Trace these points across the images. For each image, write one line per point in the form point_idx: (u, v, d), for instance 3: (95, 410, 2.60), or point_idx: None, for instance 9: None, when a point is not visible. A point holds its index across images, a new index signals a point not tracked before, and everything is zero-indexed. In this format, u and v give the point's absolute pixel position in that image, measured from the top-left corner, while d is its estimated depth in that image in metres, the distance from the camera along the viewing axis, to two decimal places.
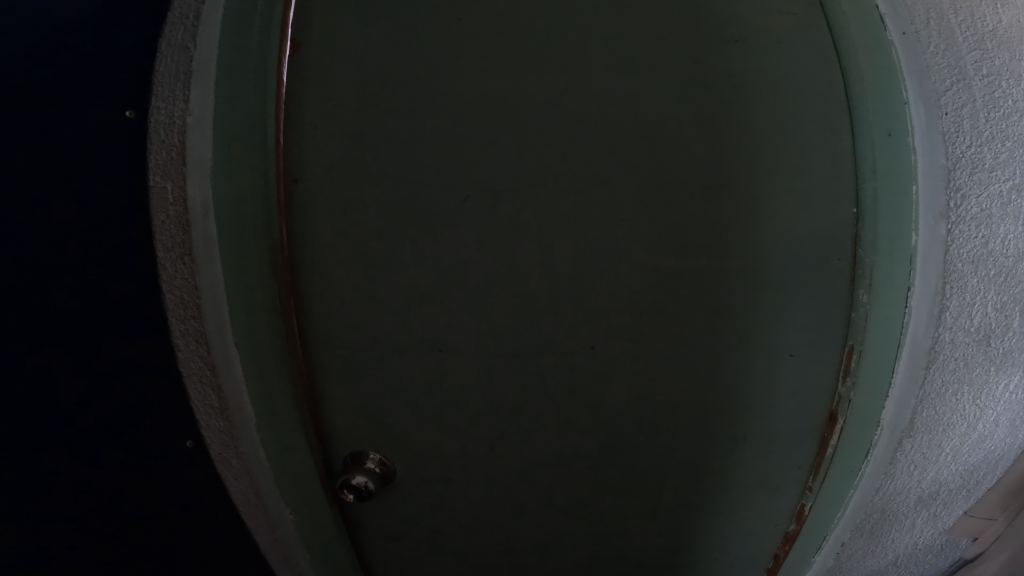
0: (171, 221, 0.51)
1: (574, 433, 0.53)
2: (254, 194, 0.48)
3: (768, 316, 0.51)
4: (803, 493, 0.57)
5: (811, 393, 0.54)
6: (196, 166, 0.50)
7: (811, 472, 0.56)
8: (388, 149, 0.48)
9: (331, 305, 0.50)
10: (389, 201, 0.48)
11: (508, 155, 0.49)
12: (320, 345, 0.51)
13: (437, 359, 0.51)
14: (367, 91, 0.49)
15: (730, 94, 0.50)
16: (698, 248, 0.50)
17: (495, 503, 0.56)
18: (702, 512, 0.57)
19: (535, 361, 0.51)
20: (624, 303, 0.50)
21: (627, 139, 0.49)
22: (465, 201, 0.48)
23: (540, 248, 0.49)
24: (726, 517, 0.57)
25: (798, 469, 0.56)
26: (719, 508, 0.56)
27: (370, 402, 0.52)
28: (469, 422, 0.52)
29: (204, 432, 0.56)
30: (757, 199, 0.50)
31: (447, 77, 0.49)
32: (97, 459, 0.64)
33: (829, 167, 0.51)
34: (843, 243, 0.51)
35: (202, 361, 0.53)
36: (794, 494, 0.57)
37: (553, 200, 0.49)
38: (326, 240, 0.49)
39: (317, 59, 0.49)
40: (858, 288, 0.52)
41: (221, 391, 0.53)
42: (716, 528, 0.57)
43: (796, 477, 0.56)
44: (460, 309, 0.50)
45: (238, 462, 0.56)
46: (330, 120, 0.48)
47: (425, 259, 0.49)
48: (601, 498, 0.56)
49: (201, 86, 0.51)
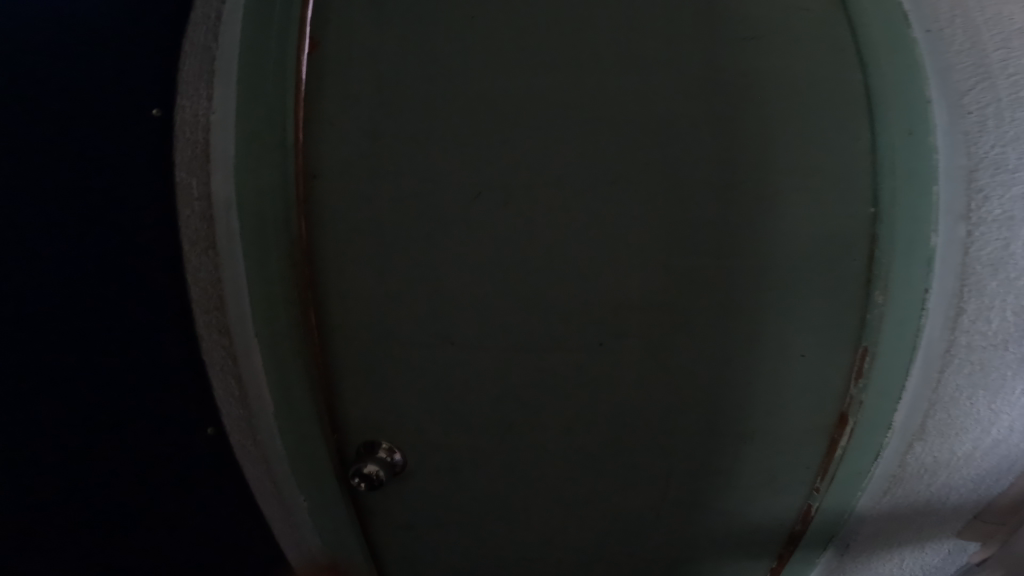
0: (197, 215, 0.53)
1: (581, 429, 0.54)
2: (274, 190, 0.50)
3: (778, 316, 0.51)
4: (811, 493, 0.57)
5: (822, 395, 0.53)
6: (219, 163, 0.52)
7: (819, 473, 0.56)
8: (403, 146, 0.49)
9: (345, 297, 0.51)
10: (403, 197, 0.50)
11: (520, 153, 0.49)
12: (336, 336, 0.52)
13: (448, 352, 0.52)
14: (383, 89, 0.50)
15: (747, 93, 0.50)
16: (708, 249, 0.50)
17: (502, 494, 0.57)
18: (705, 511, 0.57)
19: (543, 357, 0.52)
20: (633, 302, 0.50)
21: (639, 140, 0.50)
22: (478, 198, 0.49)
23: (550, 246, 0.50)
24: (729, 516, 0.57)
25: (805, 469, 0.56)
26: (723, 506, 0.57)
27: (383, 392, 0.53)
28: (479, 414, 0.54)
29: (225, 418, 0.58)
30: (771, 199, 0.50)
31: (461, 75, 0.50)
32: (122, 449, 0.66)
33: (845, 169, 0.51)
34: (857, 247, 0.51)
35: (223, 351, 0.55)
36: (801, 494, 0.57)
37: (564, 199, 0.49)
38: (342, 235, 0.50)
39: (335, 57, 0.50)
40: (873, 288, 0.51)
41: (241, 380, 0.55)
42: (719, 527, 0.58)
43: (803, 478, 0.56)
44: (471, 304, 0.51)
45: (257, 448, 0.58)
46: (347, 117, 0.50)
47: (437, 254, 0.50)
48: (607, 493, 0.57)
49: (224, 85, 0.52)
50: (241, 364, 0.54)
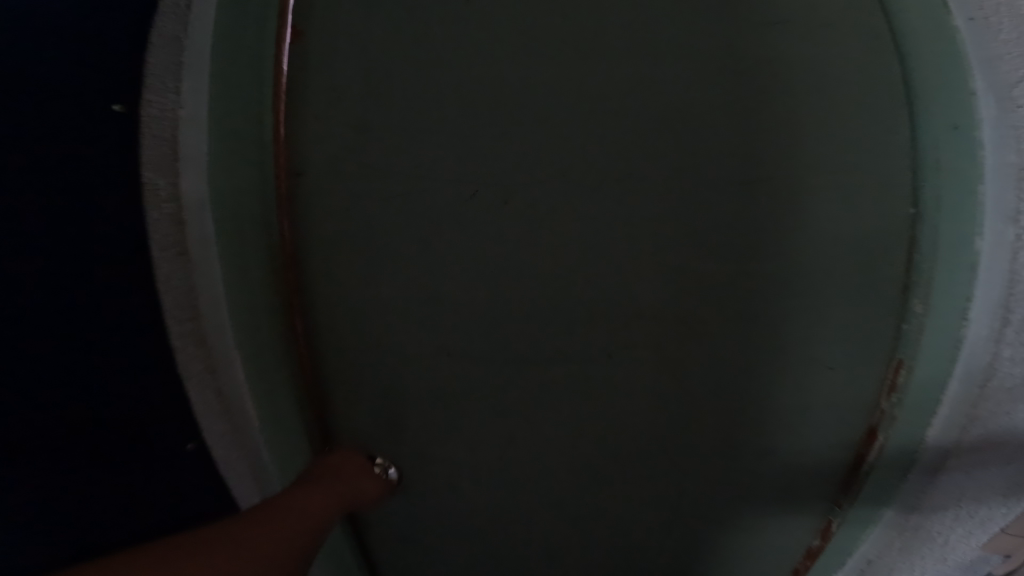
0: (168, 208, 0.42)
1: (586, 447, 0.50)
2: (252, 189, 0.46)
3: (801, 323, 0.47)
4: (832, 508, 0.52)
5: (850, 407, 0.49)
6: (190, 153, 0.43)
7: (842, 489, 0.51)
8: (394, 142, 0.46)
9: (332, 305, 0.48)
10: (392, 196, 0.47)
11: (519, 149, 0.46)
12: (323, 346, 0.49)
13: (444, 364, 0.48)
14: (373, 80, 0.46)
15: (768, 84, 0.46)
16: (725, 255, 0.46)
17: (502, 521, 0.52)
18: (715, 531, 0.52)
19: (544, 367, 0.48)
20: (641, 310, 0.47)
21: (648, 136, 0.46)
22: (476, 199, 0.46)
23: (553, 251, 0.46)
24: (742, 535, 0.52)
25: (824, 483, 0.51)
26: (736, 524, 0.52)
27: (372, 408, 0.49)
28: (479, 430, 0.50)
29: (220, 470, 0.45)
30: (795, 198, 0.46)
31: (454, 65, 0.46)
32: None
33: (869, 169, 0.46)
34: (879, 254, 0.47)
35: (196, 371, 0.44)
36: (821, 509, 0.52)
37: (569, 199, 0.46)
38: (331, 237, 0.47)
39: (319, 47, 0.47)
40: (912, 296, 0.47)
41: (221, 397, 0.45)
42: (731, 547, 0.53)
43: (822, 493, 0.51)
44: (467, 310, 0.47)
45: (248, 487, 0.47)
46: (333, 111, 0.47)
47: (429, 258, 0.47)
48: (619, 518, 0.52)
49: (196, 54, 0.43)
50: (220, 378, 0.45)
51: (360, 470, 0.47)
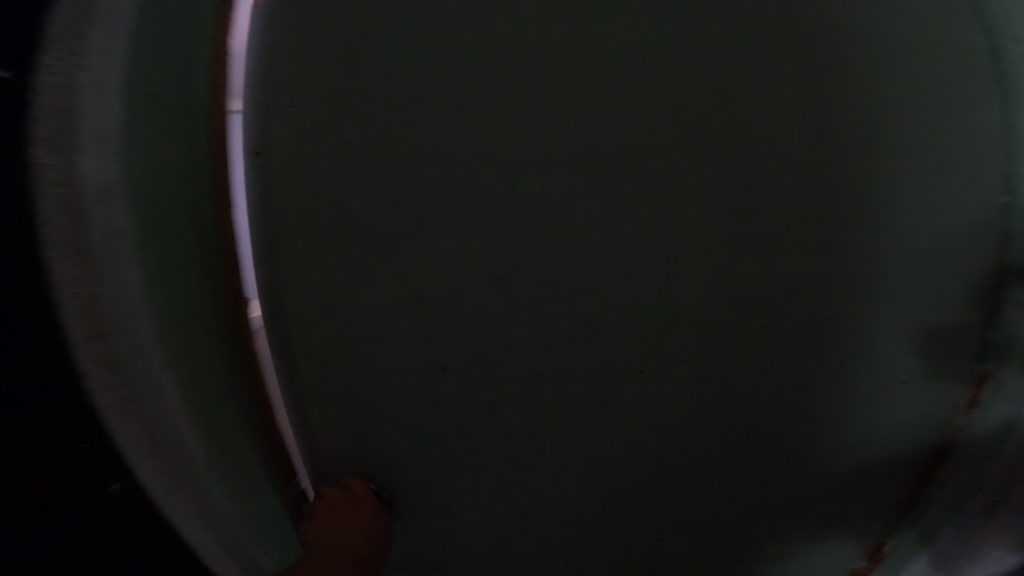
0: (62, 195, 0.33)
1: (605, 465, 0.44)
2: (182, 186, 0.38)
3: (887, 318, 0.42)
4: (896, 520, 0.50)
5: (927, 415, 0.45)
6: (91, 130, 0.33)
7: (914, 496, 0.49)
8: (379, 119, 0.39)
9: (301, 310, 0.41)
10: (372, 178, 0.39)
11: (523, 125, 0.38)
12: (292, 357, 0.43)
13: (438, 379, 0.42)
14: (348, 42, 0.38)
15: (826, 50, 0.39)
16: (755, 251, 0.40)
17: (502, 547, 0.47)
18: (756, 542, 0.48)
19: (559, 382, 0.42)
20: (663, 316, 0.41)
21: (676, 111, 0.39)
22: (471, 185, 0.39)
23: (560, 246, 0.40)
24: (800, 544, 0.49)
25: (893, 487, 0.48)
26: (793, 530, 0.48)
27: (354, 427, 0.44)
28: (476, 450, 0.44)
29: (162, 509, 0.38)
30: (879, 184, 0.40)
31: (443, 25, 0.38)
32: None
33: (930, 155, 0.41)
34: (934, 253, 0.42)
35: (110, 404, 0.35)
36: (886, 519, 0.49)
37: (580, 185, 0.39)
38: (297, 229, 0.40)
39: (274, 6, 0.39)
40: (1008, 300, 0.43)
41: (146, 432, 0.37)
42: (783, 556, 0.49)
43: (889, 498, 0.48)
44: (471, 320, 0.41)
45: (195, 523, 0.40)
46: (298, 79, 0.39)
47: (435, 264, 0.40)
48: (629, 539, 0.47)
49: (107, 14, 0.35)
50: (142, 408, 0.37)
51: (371, 504, 0.44)
